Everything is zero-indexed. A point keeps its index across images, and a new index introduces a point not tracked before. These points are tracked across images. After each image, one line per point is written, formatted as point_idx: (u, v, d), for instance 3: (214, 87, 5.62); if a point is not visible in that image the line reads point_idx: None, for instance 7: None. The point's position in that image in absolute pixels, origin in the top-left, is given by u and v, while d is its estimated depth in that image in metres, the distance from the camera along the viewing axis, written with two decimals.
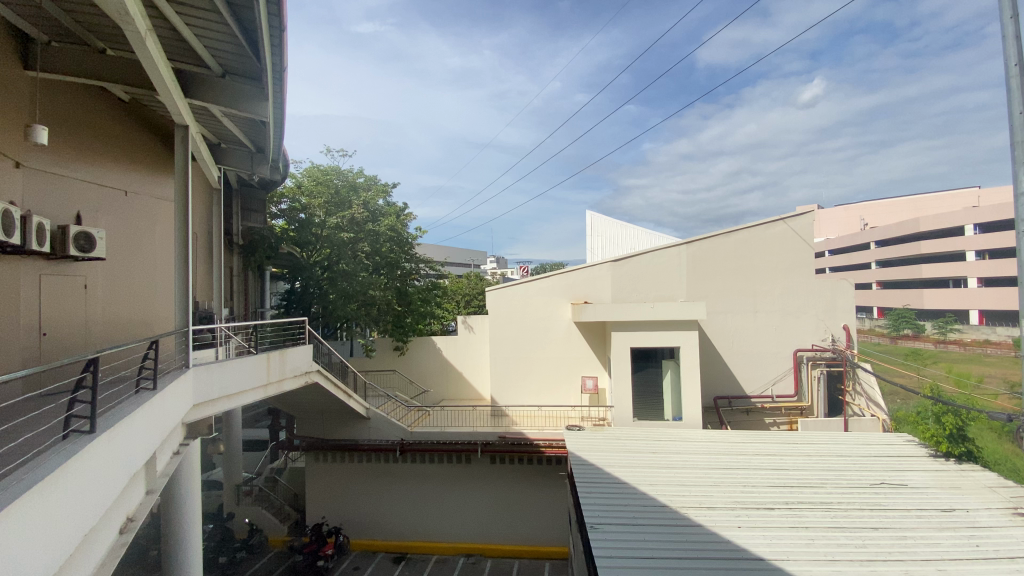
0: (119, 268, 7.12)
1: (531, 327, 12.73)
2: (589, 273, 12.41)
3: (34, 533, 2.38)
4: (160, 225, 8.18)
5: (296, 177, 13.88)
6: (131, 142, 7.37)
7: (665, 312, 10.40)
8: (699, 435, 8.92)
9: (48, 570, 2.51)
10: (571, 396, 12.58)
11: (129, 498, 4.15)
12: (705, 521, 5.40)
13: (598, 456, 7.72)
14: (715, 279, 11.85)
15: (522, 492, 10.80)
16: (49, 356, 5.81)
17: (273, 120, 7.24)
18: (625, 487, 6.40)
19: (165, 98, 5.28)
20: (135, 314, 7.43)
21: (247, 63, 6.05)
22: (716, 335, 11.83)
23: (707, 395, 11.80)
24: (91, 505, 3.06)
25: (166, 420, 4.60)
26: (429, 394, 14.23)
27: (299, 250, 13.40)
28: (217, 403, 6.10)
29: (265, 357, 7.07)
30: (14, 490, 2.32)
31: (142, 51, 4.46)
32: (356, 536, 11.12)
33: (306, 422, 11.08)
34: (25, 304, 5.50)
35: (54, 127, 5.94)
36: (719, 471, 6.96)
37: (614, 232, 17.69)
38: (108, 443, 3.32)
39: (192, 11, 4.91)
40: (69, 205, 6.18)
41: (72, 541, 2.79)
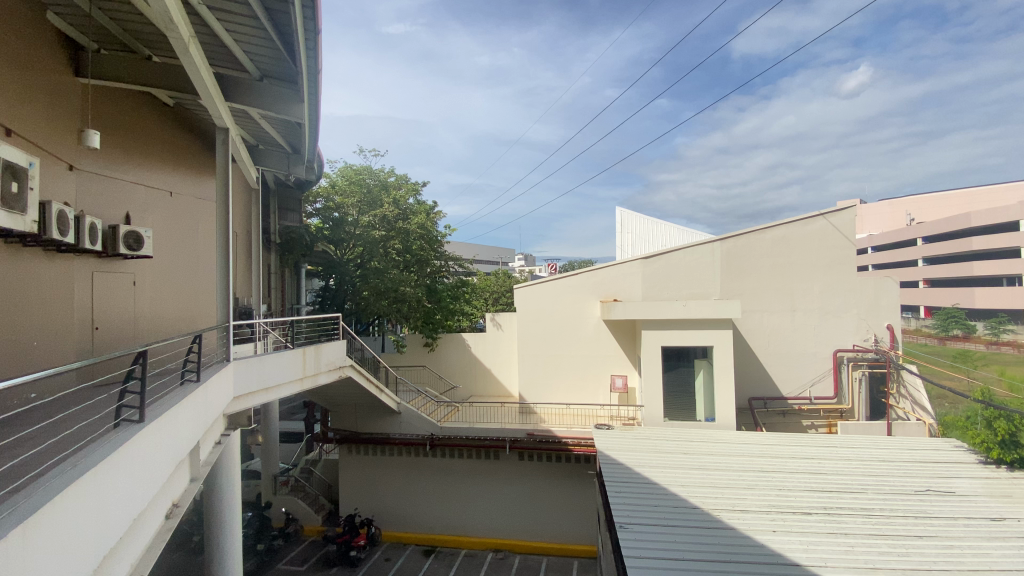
0: (165, 266, 7.47)
1: (560, 325, 12.72)
2: (619, 271, 12.27)
3: (86, 515, 2.53)
4: (202, 225, 8.52)
5: (330, 177, 14.24)
6: (176, 144, 7.72)
7: (697, 310, 10.16)
8: (733, 436, 8.73)
9: (100, 549, 2.67)
10: (600, 395, 12.49)
11: (174, 485, 4.36)
12: (738, 525, 5.29)
13: (628, 456, 7.65)
14: (750, 277, 11.53)
15: (551, 490, 10.80)
16: (101, 349, 6.14)
17: (308, 122, 7.44)
18: (656, 487, 6.33)
19: (205, 101, 5.49)
20: (180, 310, 7.78)
21: (284, 66, 6.24)
22: (751, 334, 11.52)
23: (741, 396, 11.52)
24: (138, 492, 3.21)
25: (209, 411, 4.80)
26: (458, 390, 14.39)
27: (333, 248, 13.75)
28: (256, 395, 6.34)
29: (301, 352, 7.30)
30: (69, 475, 2.47)
31: (186, 57, 4.65)
32: (387, 528, 11.36)
33: (340, 416, 11.37)
34: (78, 300, 5.82)
35: (105, 131, 6.28)
36: (754, 473, 6.80)
37: (645, 230, 17.47)
38: (155, 433, 3.49)
39: (232, 17, 5.10)
40: (118, 206, 6.50)
41: (120, 526, 2.94)
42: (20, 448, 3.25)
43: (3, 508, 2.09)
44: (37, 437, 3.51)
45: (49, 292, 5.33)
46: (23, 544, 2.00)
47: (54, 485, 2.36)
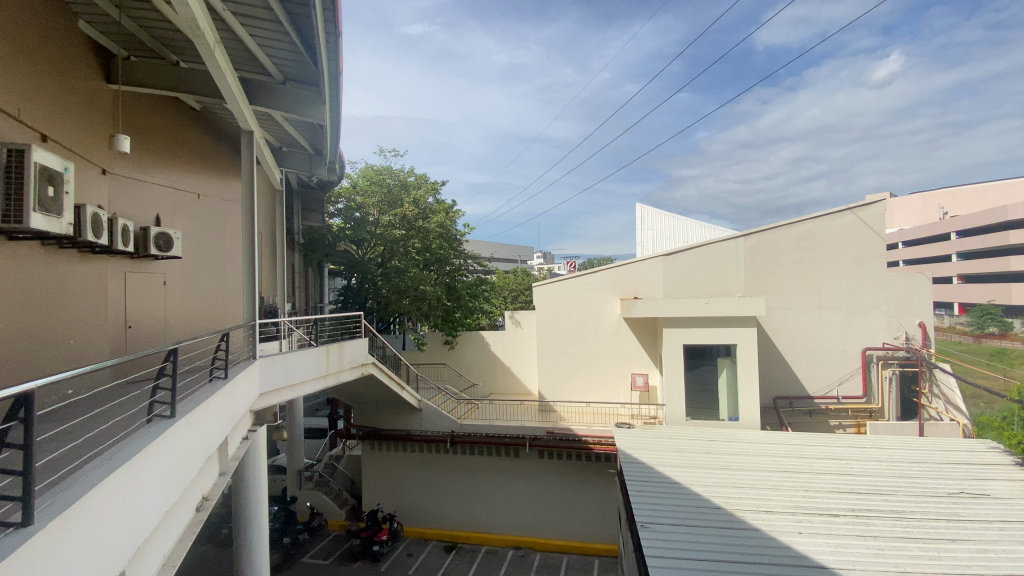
0: (194, 267, 7.69)
1: (580, 323, 12.69)
2: (640, 268, 12.17)
3: (120, 507, 2.62)
4: (228, 226, 8.74)
5: (351, 178, 14.48)
6: (203, 148, 7.92)
7: (720, 308, 10.01)
8: (757, 435, 8.59)
9: (134, 539, 2.77)
10: (621, 393, 12.42)
11: (204, 479, 4.49)
12: (763, 526, 5.21)
13: (650, 455, 7.60)
14: (774, 273, 11.31)
15: (571, 488, 10.78)
16: (134, 346, 6.35)
17: (329, 124, 7.55)
18: (678, 487, 6.26)
19: (231, 105, 5.63)
20: (208, 309, 8.01)
21: (306, 69, 6.34)
22: (776, 332, 11.29)
23: (766, 395, 11.32)
24: (170, 486, 3.32)
25: (236, 407, 4.93)
26: (478, 387, 14.47)
27: (355, 247, 13.94)
28: (281, 392, 6.48)
29: (324, 350, 7.44)
30: (105, 469, 2.57)
31: (211, 62, 4.77)
32: (409, 524, 11.51)
33: (362, 413, 11.55)
34: (112, 300, 6.02)
35: (136, 137, 6.48)
36: (779, 474, 6.67)
37: (666, 226, 17.29)
38: (185, 428, 3.59)
39: (255, 22, 5.21)
40: (148, 209, 6.71)
41: (154, 518, 3.06)
42: (59, 443, 3.39)
43: (43, 500, 2.18)
44: (75, 432, 3.66)
45: (84, 292, 5.53)
46: (62, 535, 2.09)
47: (91, 477, 2.46)
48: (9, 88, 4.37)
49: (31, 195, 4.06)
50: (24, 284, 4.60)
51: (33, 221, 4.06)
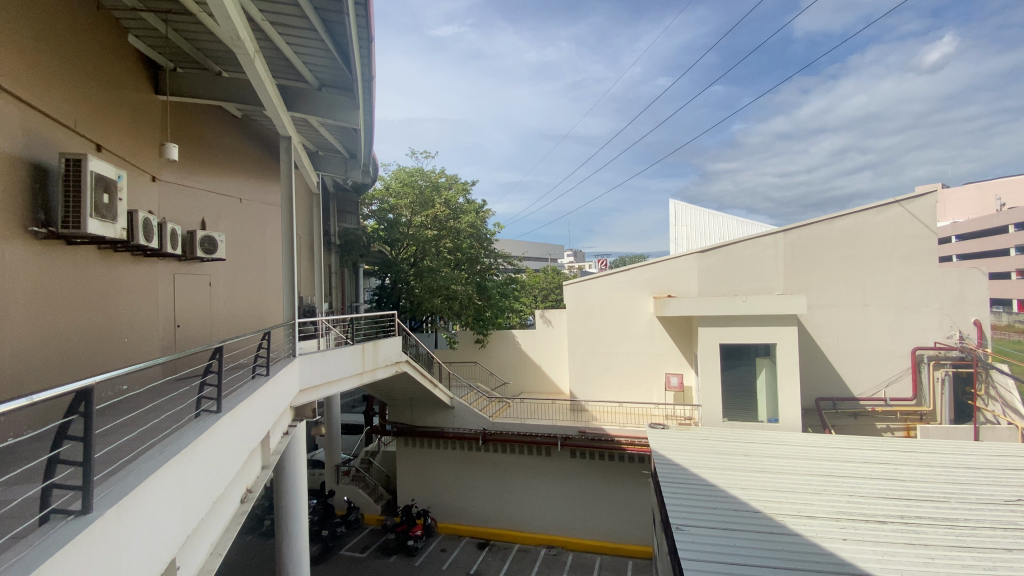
0: (237, 268, 8.03)
1: (612, 321, 12.59)
2: (673, 266, 11.96)
3: (171, 496, 2.77)
4: (269, 228, 9.10)
5: (384, 180, 14.80)
6: (244, 154, 8.26)
7: (758, 306, 9.72)
8: (797, 438, 8.32)
9: (184, 528, 2.93)
10: (654, 393, 12.23)
11: (248, 472, 4.70)
12: (805, 531, 5.05)
13: (684, 456, 7.49)
14: (816, 270, 10.91)
15: (604, 488, 10.71)
16: (183, 345, 6.68)
17: (363, 128, 7.73)
18: (715, 490, 6.13)
19: (269, 111, 5.82)
20: (250, 308, 8.35)
21: (339, 74, 6.49)
22: (818, 332, 10.89)
23: (807, 396, 10.95)
24: (217, 476, 3.50)
25: (277, 403, 5.13)
26: (510, 386, 14.55)
27: (389, 248, 14.22)
28: (319, 389, 6.69)
29: (360, 348, 7.63)
30: (158, 460, 2.72)
31: (251, 71, 4.96)
32: (442, 520, 11.67)
33: (397, 410, 11.77)
34: (162, 300, 6.34)
35: (183, 145, 6.81)
36: (821, 477, 6.46)
37: (700, 223, 16.92)
38: (230, 422, 3.77)
39: (292, 30, 5.39)
40: (194, 213, 7.03)
41: (202, 508, 3.22)
42: (115, 436, 3.59)
43: (102, 488, 2.32)
44: (131, 425, 3.90)
45: (137, 293, 5.85)
46: (117, 522, 2.22)
47: (146, 467, 2.61)
48: (64, 100, 4.63)
49: (89, 203, 4.33)
50: (83, 285, 4.90)
51: (90, 226, 4.33)
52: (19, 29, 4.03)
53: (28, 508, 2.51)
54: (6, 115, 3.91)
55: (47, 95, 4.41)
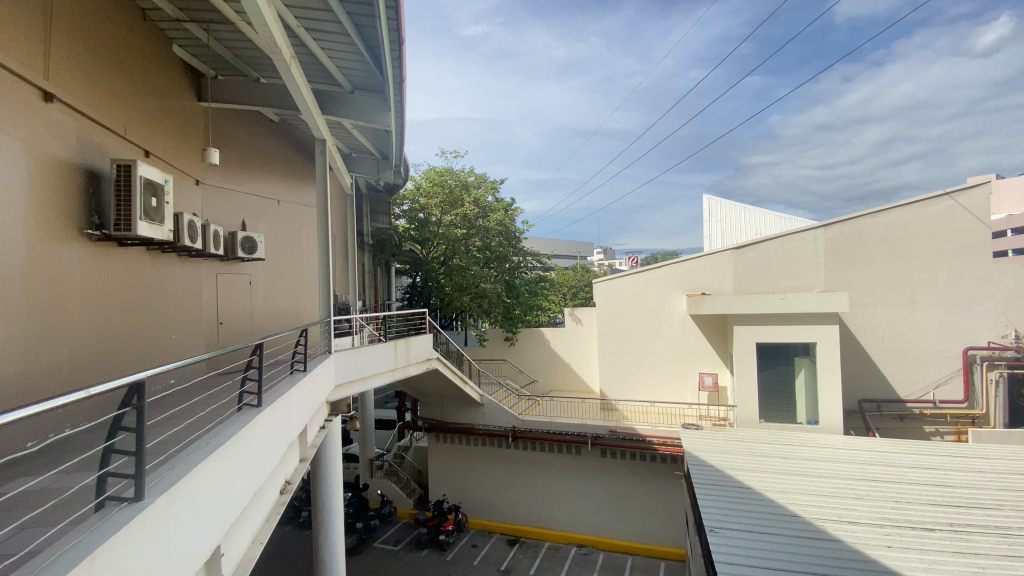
0: (275, 268, 8.33)
1: (642, 320, 12.46)
2: (707, 263, 11.74)
3: (215, 485, 2.90)
4: (305, 229, 9.40)
5: (415, 180, 15.03)
6: (281, 157, 8.55)
7: (797, 304, 9.42)
8: (839, 440, 8.05)
9: (227, 516, 3.06)
10: (687, 393, 12.02)
11: (287, 464, 4.87)
12: (846, 537, 4.89)
13: (719, 457, 7.34)
14: (859, 266, 10.49)
15: (636, 489, 10.60)
16: (226, 341, 6.96)
17: (395, 130, 7.85)
18: (752, 492, 6.00)
19: (305, 115, 6.01)
20: (288, 306, 8.66)
21: (372, 77, 6.62)
22: (861, 331, 10.48)
23: (849, 398, 10.56)
24: (258, 467, 3.64)
25: (314, 398, 5.30)
26: (539, 384, 14.59)
27: (419, 247, 14.43)
28: (354, 384, 6.87)
29: (392, 345, 7.80)
30: (203, 451, 2.85)
31: (287, 76, 5.11)
32: (473, 516, 11.81)
33: (428, 406, 11.96)
34: (206, 298, 6.63)
35: (225, 149, 7.09)
36: (864, 482, 6.22)
37: (735, 218, 16.51)
38: (270, 416, 3.92)
39: (326, 35, 5.53)
40: (235, 214, 7.32)
41: (245, 497, 3.36)
42: (165, 427, 3.80)
43: (152, 477, 2.46)
44: (178, 418, 4.10)
45: (183, 292, 6.13)
46: (167, 509, 2.35)
47: (193, 458, 2.75)
48: (113, 108, 4.88)
49: (138, 206, 4.55)
50: (133, 285, 5.16)
51: (140, 229, 4.56)
52: (71, 43, 4.27)
53: (85, 494, 2.68)
54: (61, 124, 4.16)
55: (98, 103, 4.66)
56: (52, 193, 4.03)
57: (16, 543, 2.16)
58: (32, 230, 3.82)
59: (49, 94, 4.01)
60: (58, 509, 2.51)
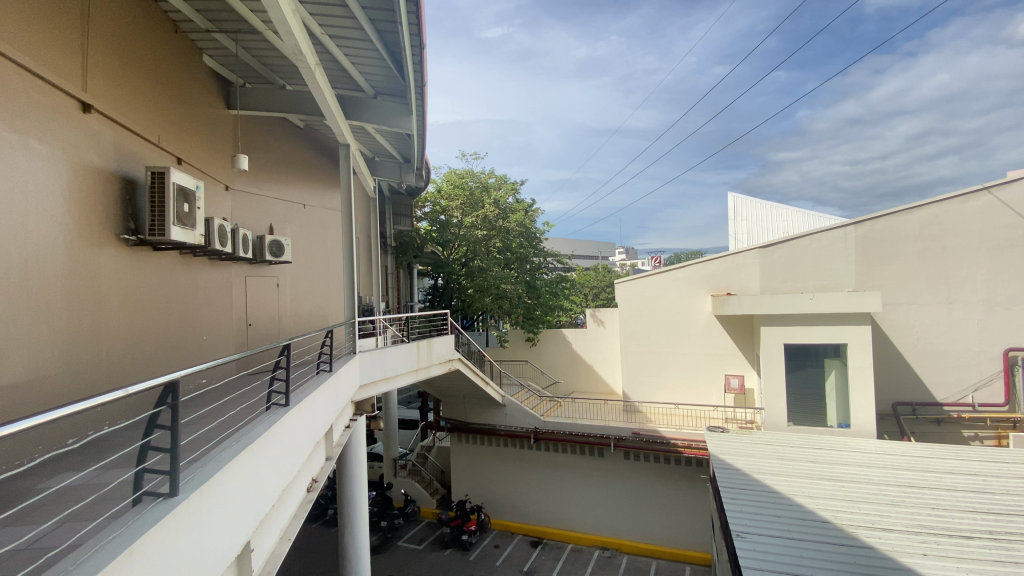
0: (302, 270, 8.53)
1: (665, 320, 12.33)
2: (733, 262, 11.54)
3: (244, 483, 2.97)
4: (330, 232, 9.59)
5: (436, 183, 15.21)
6: (307, 162, 8.74)
7: (827, 305, 9.17)
8: (872, 445, 7.81)
9: (257, 512, 3.15)
10: (712, 395, 11.82)
11: (314, 462, 4.97)
12: (879, 544, 4.75)
13: (745, 460, 7.21)
14: (892, 265, 10.16)
15: (660, 491, 10.47)
16: (255, 342, 7.15)
17: (416, 134, 7.94)
18: (780, 497, 5.87)
19: (329, 121, 6.14)
20: (314, 308, 8.84)
21: (394, 82, 6.73)
22: (895, 332, 10.15)
23: (883, 401, 10.25)
24: (286, 465, 3.73)
25: (340, 398, 5.40)
26: (561, 385, 14.55)
27: (441, 248, 14.58)
28: (378, 384, 6.96)
29: (415, 345, 7.88)
30: (234, 449, 2.95)
31: (312, 83, 5.24)
32: (496, 516, 11.84)
33: (451, 406, 12.06)
34: (236, 301, 6.81)
35: (253, 155, 7.29)
36: (898, 488, 6.03)
37: (760, 216, 16.20)
38: (297, 416, 4.00)
39: (348, 41, 5.64)
40: (263, 219, 7.51)
41: (273, 495, 3.44)
42: (196, 425, 3.93)
43: (186, 474, 2.55)
44: (209, 417, 4.24)
45: (214, 295, 6.32)
46: (200, 505, 2.43)
47: (225, 456, 2.84)
48: (147, 118, 5.07)
49: (171, 212, 4.71)
50: (166, 289, 5.34)
51: (173, 233, 4.73)
52: (105, 54, 4.43)
53: (122, 490, 2.79)
54: (99, 133, 4.35)
55: (134, 113, 4.85)
56: (90, 200, 4.21)
57: (58, 536, 2.27)
58: (72, 236, 3.99)
59: (88, 105, 4.19)
60: (95, 504, 2.62)
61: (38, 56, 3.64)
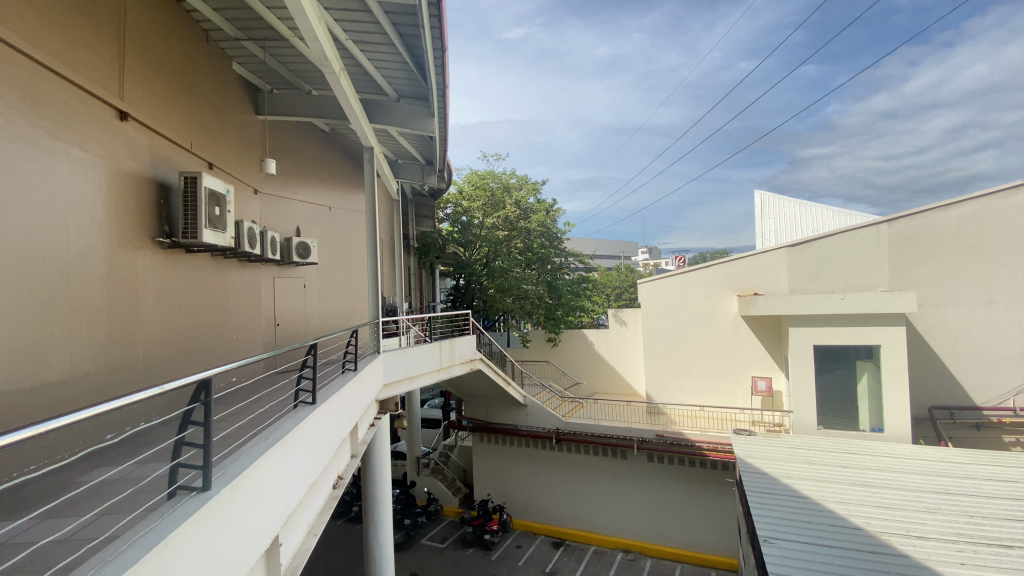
0: (328, 271, 8.71)
1: (689, 320, 12.17)
2: (760, 261, 11.33)
3: (273, 479, 3.05)
4: (355, 233, 9.77)
5: (458, 184, 15.35)
6: (332, 165, 8.92)
7: (860, 305, 8.86)
8: (906, 450, 7.56)
9: (285, 507, 3.24)
10: (739, 397, 11.60)
11: (340, 460, 5.07)
12: (913, 552, 4.59)
13: (773, 464, 7.07)
14: (927, 264, 9.81)
15: (684, 495, 10.32)
16: (283, 342, 7.34)
17: (438, 136, 8.02)
18: (809, 502, 5.73)
19: (354, 125, 6.27)
20: (339, 309, 9.02)
21: (416, 84, 6.82)
22: (932, 333, 9.80)
23: (918, 405, 9.91)
24: (313, 461, 3.81)
25: (365, 396, 5.49)
26: (583, 386, 14.49)
27: (463, 249, 14.68)
28: (401, 384, 7.06)
29: (437, 345, 7.95)
30: (264, 445, 3.03)
31: (337, 88, 5.35)
32: (518, 517, 11.86)
33: (473, 406, 12.13)
34: (265, 302, 7.00)
35: (281, 159, 7.48)
36: (934, 495, 5.82)
37: (787, 214, 15.85)
38: (323, 413, 4.09)
39: (372, 46, 5.74)
40: (291, 221, 7.70)
41: (301, 489, 3.53)
42: (228, 422, 4.06)
43: (218, 469, 2.63)
44: (240, 414, 4.36)
45: (244, 295, 6.51)
46: (231, 499, 2.52)
47: (255, 452, 2.93)
48: (180, 124, 5.25)
49: (203, 215, 4.86)
50: (198, 290, 5.51)
51: (205, 236, 4.88)
52: (140, 64, 4.60)
53: (158, 484, 2.91)
54: (135, 140, 4.53)
55: (167, 120, 5.03)
56: (126, 204, 4.38)
57: (98, 527, 2.38)
58: (110, 240, 4.17)
59: (124, 114, 4.37)
60: (133, 498, 2.73)
61: (78, 67, 3.82)
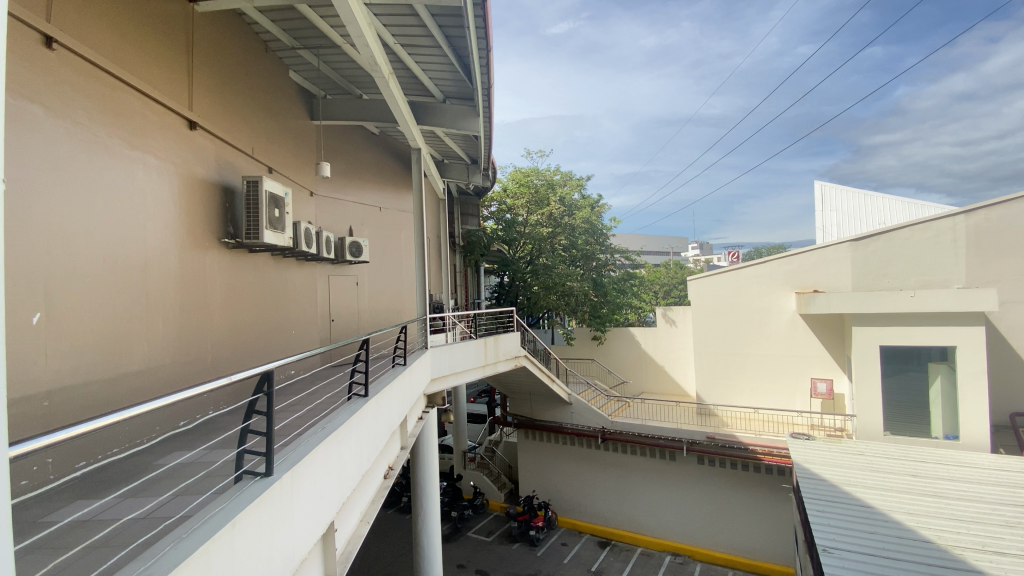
0: (379, 269, 9.02)
1: (742, 319, 11.75)
2: (821, 257, 10.81)
3: (328, 466, 3.21)
4: (403, 232, 10.06)
5: (502, 182, 15.48)
6: (382, 166, 9.20)
7: (932, 303, 8.26)
8: (985, 459, 7.00)
9: (340, 494, 3.40)
10: (796, 399, 11.11)
11: (390, 451, 5.26)
12: (992, 569, 4.26)
13: (834, 471, 6.70)
14: (1012, 258, 8.96)
15: (736, 499, 9.99)
16: (337, 336, 7.67)
17: (484, 136, 8.10)
18: (874, 512, 5.41)
19: (402, 127, 6.44)
20: (389, 305, 9.32)
21: (462, 85, 6.92)
22: (1016, 334, 9.00)
23: (998, 410, 9.14)
24: (365, 451, 3.99)
25: (413, 389, 5.67)
26: (630, 385, 14.28)
27: (507, 247, 14.61)
28: (448, 378, 7.22)
29: (483, 342, 8.06)
30: (320, 435, 3.20)
31: (387, 91, 5.52)
32: (563, 514, 11.87)
33: (518, 403, 12.21)
34: (321, 298, 7.34)
35: (334, 162, 7.79)
36: (1019, 509, 5.35)
37: (850, 206, 14.94)
38: (374, 405, 4.25)
39: (419, 49, 5.87)
40: (344, 221, 8.02)
41: (354, 477, 3.70)
42: (288, 412, 4.31)
43: (279, 456, 2.80)
44: (298, 404, 4.61)
45: (302, 292, 6.85)
46: (291, 483, 2.67)
47: (313, 440, 3.09)
48: (242, 131, 5.57)
49: (264, 217, 5.16)
50: (259, 287, 5.85)
51: (266, 237, 5.17)
52: (206, 75, 4.92)
53: (226, 468, 3.14)
54: (203, 147, 4.86)
55: (230, 128, 5.35)
56: (196, 208, 4.71)
57: (175, 506, 2.60)
58: (182, 241, 4.50)
59: (193, 123, 4.70)
60: (203, 480, 2.96)
61: (150, 79, 4.14)
